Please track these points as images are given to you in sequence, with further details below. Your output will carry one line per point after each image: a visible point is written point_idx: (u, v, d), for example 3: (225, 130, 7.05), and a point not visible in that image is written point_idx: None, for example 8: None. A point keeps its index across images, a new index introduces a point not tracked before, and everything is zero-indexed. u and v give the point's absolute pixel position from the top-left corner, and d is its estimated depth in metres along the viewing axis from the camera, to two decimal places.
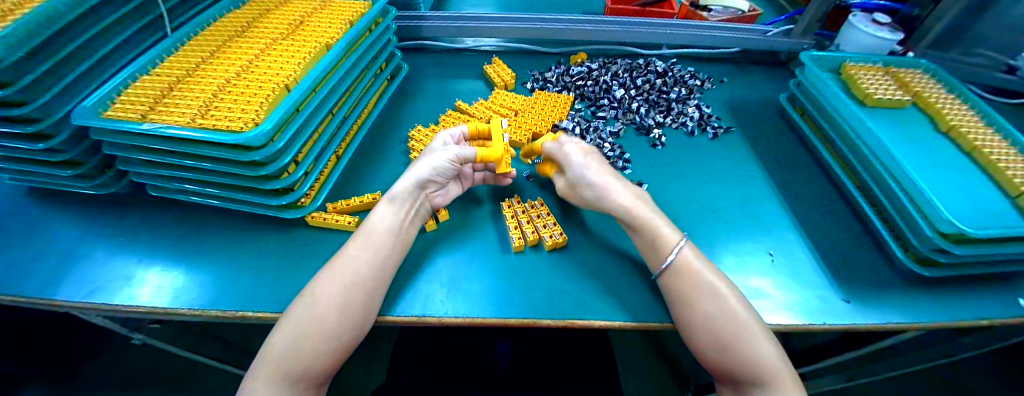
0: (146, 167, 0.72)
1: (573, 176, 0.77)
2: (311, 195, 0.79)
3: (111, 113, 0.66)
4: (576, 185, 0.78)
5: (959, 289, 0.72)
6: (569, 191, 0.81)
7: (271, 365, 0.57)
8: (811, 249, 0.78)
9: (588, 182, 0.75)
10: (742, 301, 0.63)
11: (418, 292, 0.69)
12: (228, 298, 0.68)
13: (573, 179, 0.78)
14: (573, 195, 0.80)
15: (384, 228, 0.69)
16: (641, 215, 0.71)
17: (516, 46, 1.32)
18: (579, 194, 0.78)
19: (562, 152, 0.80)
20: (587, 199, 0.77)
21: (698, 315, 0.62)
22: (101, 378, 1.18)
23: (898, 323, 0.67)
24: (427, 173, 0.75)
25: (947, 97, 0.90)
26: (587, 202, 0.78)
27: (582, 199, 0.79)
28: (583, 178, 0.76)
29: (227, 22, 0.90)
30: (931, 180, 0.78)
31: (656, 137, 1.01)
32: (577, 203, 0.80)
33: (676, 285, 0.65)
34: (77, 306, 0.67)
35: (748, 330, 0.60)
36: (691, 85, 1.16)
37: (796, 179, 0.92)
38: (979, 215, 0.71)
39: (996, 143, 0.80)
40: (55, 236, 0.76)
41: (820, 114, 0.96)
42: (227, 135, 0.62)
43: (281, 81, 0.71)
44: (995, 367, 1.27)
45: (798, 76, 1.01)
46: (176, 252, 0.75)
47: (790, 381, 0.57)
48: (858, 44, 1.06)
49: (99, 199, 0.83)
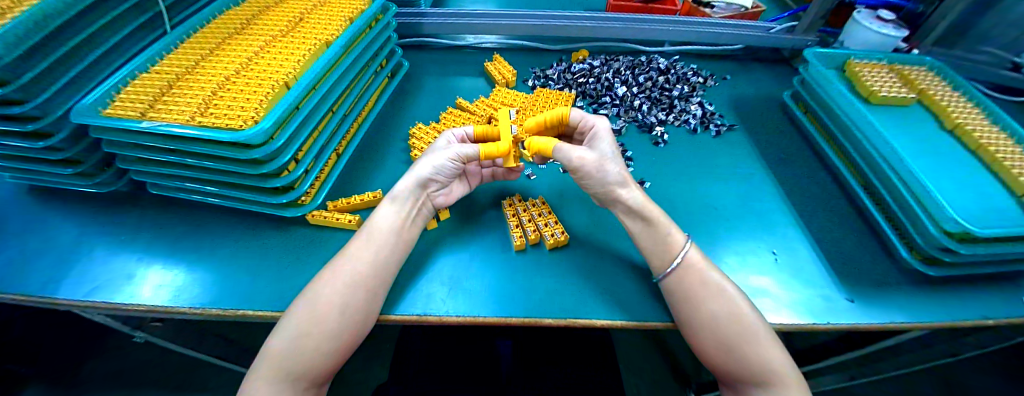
0: (146, 166, 0.72)
1: (609, 152, 0.74)
2: (311, 193, 0.79)
3: (111, 110, 0.66)
4: (607, 160, 0.73)
5: (963, 288, 0.71)
6: (595, 160, 0.73)
7: (272, 364, 0.57)
8: (813, 247, 0.78)
9: (621, 165, 0.74)
10: (747, 301, 0.63)
11: (419, 292, 0.69)
12: (228, 297, 0.68)
13: (607, 154, 0.74)
14: (595, 167, 0.72)
15: (387, 226, 0.69)
16: (655, 212, 0.71)
17: (517, 43, 1.31)
18: (603, 169, 0.72)
19: (604, 129, 0.78)
20: (613, 176, 0.72)
21: (703, 316, 0.62)
22: (101, 376, 1.19)
23: (902, 322, 0.66)
24: (428, 171, 0.74)
25: (952, 94, 0.89)
26: (607, 181, 0.72)
27: (601, 178, 0.72)
28: (616, 159, 0.74)
29: (226, 19, 0.89)
30: (937, 178, 0.77)
31: (659, 135, 1.00)
32: (592, 178, 0.73)
33: (683, 285, 0.64)
34: (78, 305, 0.67)
35: (754, 330, 0.60)
36: (693, 82, 1.16)
37: (799, 178, 0.92)
38: (985, 214, 0.71)
39: (1002, 141, 0.79)
40: (55, 234, 0.76)
41: (824, 112, 0.95)
42: (227, 133, 0.62)
43: (281, 79, 0.70)
44: (996, 366, 1.27)
45: (802, 73, 1.00)
46: (176, 250, 0.74)
47: (795, 382, 0.57)
48: (863, 41, 1.04)
49: (99, 197, 0.83)
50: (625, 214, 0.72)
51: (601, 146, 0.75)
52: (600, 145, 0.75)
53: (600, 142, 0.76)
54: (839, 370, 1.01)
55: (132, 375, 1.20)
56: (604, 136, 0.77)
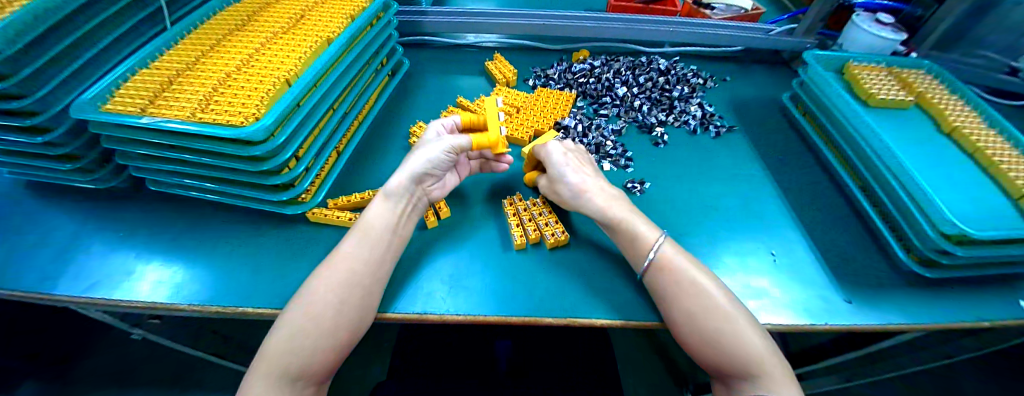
0: (145, 162, 0.71)
1: (555, 174, 0.77)
2: (311, 191, 0.79)
3: (110, 106, 0.65)
4: (556, 184, 0.78)
5: (960, 291, 0.72)
6: (547, 189, 0.81)
7: (270, 363, 0.56)
8: (811, 247, 0.79)
9: (570, 183, 0.76)
10: (722, 292, 0.63)
11: (419, 290, 0.69)
12: (226, 294, 0.68)
13: (555, 178, 0.78)
14: (551, 194, 0.81)
15: (381, 224, 0.69)
16: (617, 217, 0.72)
17: (517, 43, 1.31)
18: (558, 192, 0.78)
19: (548, 152, 0.79)
20: (565, 199, 0.77)
21: (682, 314, 0.62)
22: (95, 376, 1.18)
23: (900, 323, 0.67)
24: (422, 166, 0.74)
25: (948, 97, 0.90)
26: (564, 202, 0.78)
27: (560, 200, 0.79)
28: (564, 180, 0.76)
29: (227, 16, 0.89)
30: (933, 180, 0.78)
31: (659, 136, 1.01)
32: (558, 202, 0.80)
33: (659, 283, 0.65)
34: (75, 301, 0.67)
35: (730, 322, 0.60)
36: (693, 83, 1.16)
37: (799, 179, 0.92)
38: (981, 216, 0.71)
39: (998, 144, 0.80)
40: (53, 231, 0.76)
41: (823, 114, 0.96)
42: (226, 129, 0.62)
43: (282, 76, 0.70)
44: (993, 371, 1.28)
45: (802, 75, 1.01)
46: (175, 247, 0.74)
47: (778, 372, 0.57)
48: (865, 44, 1.05)
49: (96, 193, 0.82)
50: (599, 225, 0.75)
51: (549, 170, 0.79)
52: (548, 169, 0.79)
53: (547, 166, 0.79)
54: (835, 371, 1.01)
55: (130, 373, 1.19)
56: (550, 158, 0.79)
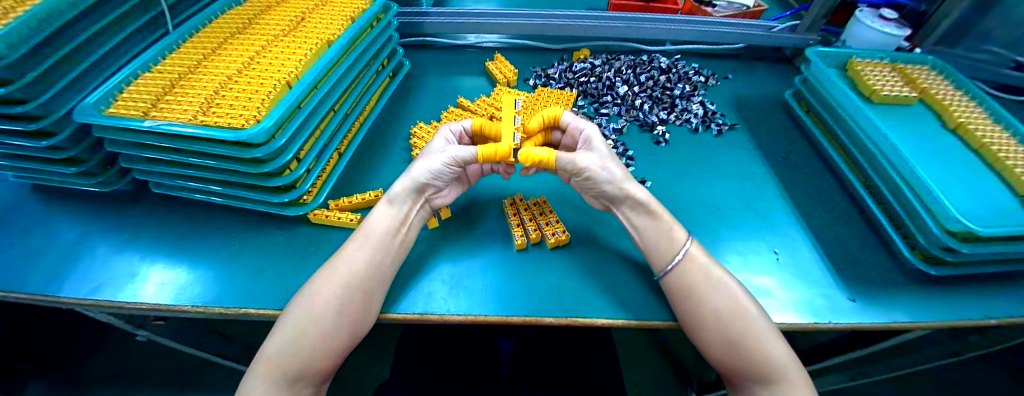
0: (148, 165, 0.72)
1: (605, 152, 0.76)
2: (312, 192, 0.79)
3: (114, 109, 0.66)
4: (608, 159, 0.75)
5: (963, 288, 0.71)
6: (597, 161, 0.74)
7: (272, 363, 0.57)
8: (813, 246, 0.78)
9: (619, 163, 0.75)
10: (746, 293, 0.63)
11: (420, 291, 0.69)
12: (228, 295, 0.68)
13: (605, 154, 0.75)
14: (599, 166, 0.73)
15: (383, 227, 0.69)
16: (654, 211, 0.71)
17: (517, 43, 1.31)
18: (608, 168, 0.73)
19: (595, 132, 0.79)
20: (617, 175, 0.73)
21: (709, 313, 0.61)
22: (101, 378, 1.19)
23: (902, 322, 0.66)
24: (423, 174, 0.74)
25: (954, 93, 0.89)
26: (614, 178, 0.73)
27: (608, 177, 0.73)
28: (613, 158, 0.76)
29: (227, 20, 0.89)
30: (938, 177, 0.77)
31: (660, 134, 1.00)
32: (601, 176, 0.73)
33: (686, 281, 0.64)
34: (81, 303, 0.68)
35: (755, 324, 0.60)
36: (694, 81, 1.16)
37: (801, 177, 0.92)
38: (987, 213, 0.70)
39: (1003, 139, 0.79)
40: (58, 234, 0.76)
41: (826, 111, 0.95)
42: (228, 131, 0.62)
43: (283, 78, 0.71)
44: (1006, 374, 1.25)
45: (804, 72, 1.00)
46: (177, 250, 0.75)
47: (799, 374, 0.58)
48: (868, 40, 1.04)
49: (101, 196, 0.83)
50: (631, 209, 0.73)
51: (597, 146, 0.76)
52: (596, 146, 0.76)
53: (595, 143, 0.77)
54: (839, 370, 1.01)
55: (136, 373, 1.20)
56: (596, 137, 0.78)
